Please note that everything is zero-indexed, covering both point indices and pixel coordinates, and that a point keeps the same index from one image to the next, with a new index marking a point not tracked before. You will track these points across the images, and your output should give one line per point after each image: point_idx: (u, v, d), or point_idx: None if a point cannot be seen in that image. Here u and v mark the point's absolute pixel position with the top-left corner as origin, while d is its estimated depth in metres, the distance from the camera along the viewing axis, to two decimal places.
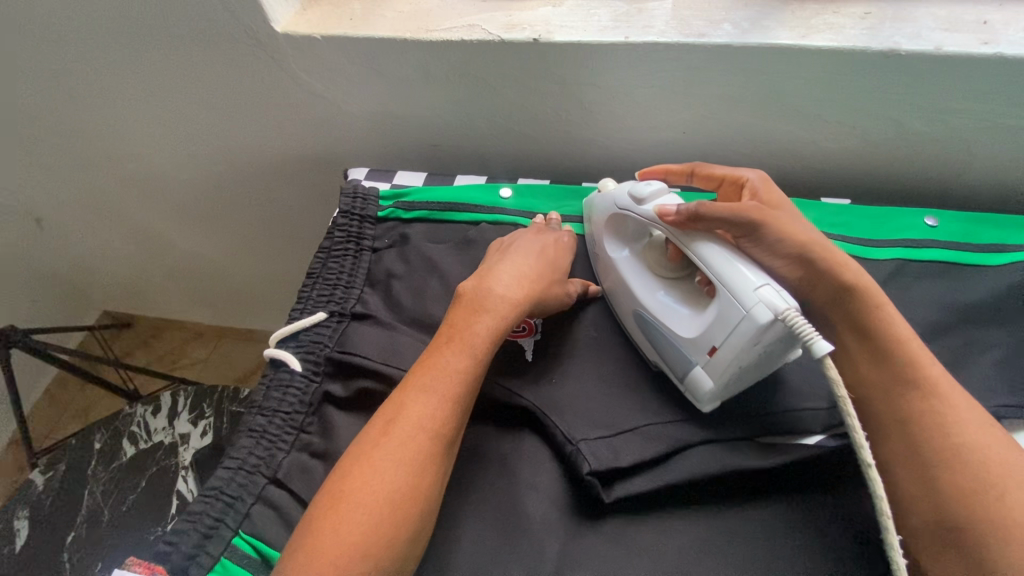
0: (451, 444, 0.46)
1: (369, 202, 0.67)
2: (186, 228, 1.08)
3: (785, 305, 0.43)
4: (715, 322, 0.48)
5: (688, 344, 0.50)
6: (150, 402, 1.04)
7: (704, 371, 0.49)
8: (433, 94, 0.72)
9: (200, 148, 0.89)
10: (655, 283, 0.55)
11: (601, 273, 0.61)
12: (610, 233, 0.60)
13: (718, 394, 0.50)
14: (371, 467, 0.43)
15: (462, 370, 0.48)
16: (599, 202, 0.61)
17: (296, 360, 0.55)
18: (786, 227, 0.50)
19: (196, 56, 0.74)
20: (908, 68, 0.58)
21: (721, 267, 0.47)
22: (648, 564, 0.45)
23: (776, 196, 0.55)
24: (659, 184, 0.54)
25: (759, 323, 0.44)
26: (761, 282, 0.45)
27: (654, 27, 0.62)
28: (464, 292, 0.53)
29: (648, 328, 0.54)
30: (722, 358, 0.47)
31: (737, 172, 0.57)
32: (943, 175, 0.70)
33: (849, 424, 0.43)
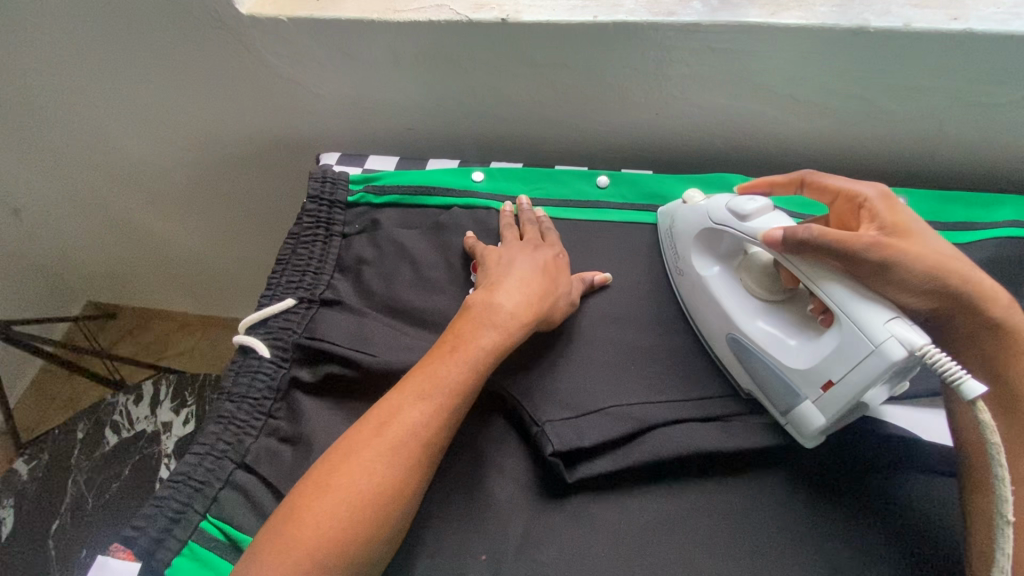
0: (439, 454, 0.46)
1: (339, 187, 0.66)
2: (162, 216, 1.07)
3: (920, 341, 0.42)
4: (835, 354, 0.45)
5: (797, 376, 0.48)
6: (132, 391, 1.05)
7: (814, 407, 0.47)
8: (403, 76, 0.71)
9: (172, 135, 0.88)
10: (752, 307, 0.53)
11: (686, 297, 0.58)
12: (699, 248, 0.57)
13: (827, 431, 0.47)
14: (357, 466, 0.43)
15: (460, 381, 0.47)
16: (690, 216, 0.58)
17: (264, 347, 0.55)
18: (923, 260, 0.45)
19: (161, 39, 0.72)
20: (877, 46, 0.58)
21: (845, 298, 0.45)
22: (610, 541, 0.46)
23: (904, 216, 0.48)
24: (764, 202, 0.51)
25: (891, 360, 0.42)
26: (891, 314, 0.43)
27: (623, 6, 0.61)
28: (472, 305, 0.52)
29: (743, 353, 0.52)
30: (841, 394, 0.45)
31: (855, 186, 0.51)
32: (914, 154, 0.70)
33: (997, 475, 0.40)
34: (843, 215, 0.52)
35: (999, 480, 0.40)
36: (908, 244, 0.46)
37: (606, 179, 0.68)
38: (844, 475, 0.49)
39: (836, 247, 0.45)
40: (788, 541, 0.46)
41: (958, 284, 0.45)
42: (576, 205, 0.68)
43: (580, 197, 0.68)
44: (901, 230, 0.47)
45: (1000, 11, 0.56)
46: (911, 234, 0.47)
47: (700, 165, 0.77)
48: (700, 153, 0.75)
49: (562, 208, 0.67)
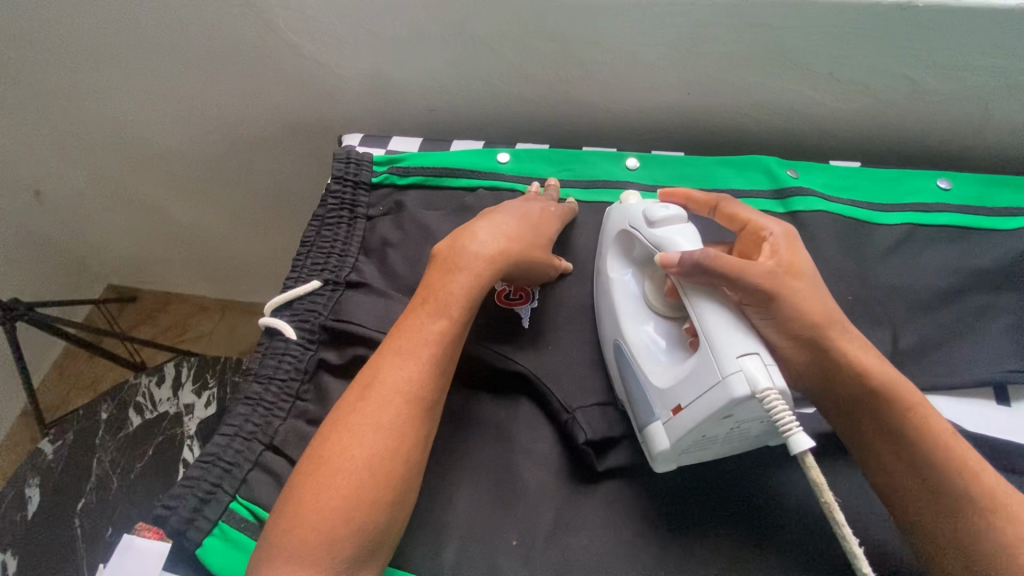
0: (432, 407, 0.45)
1: (363, 168, 0.65)
2: (183, 199, 1.07)
3: (766, 384, 0.39)
4: (689, 379, 0.43)
5: (657, 395, 0.46)
6: (154, 373, 1.06)
7: (662, 429, 0.45)
8: (429, 56, 0.70)
9: (193, 118, 0.88)
10: (648, 318, 0.51)
11: (597, 296, 0.56)
12: (617, 250, 0.55)
13: (674, 457, 0.45)
14: (350, 430, 0.42)
15: (436, 330, 0.47)
16: (615, 219, 0.56)
17: (291, 329, 0.55)
18: (801, 304, 0.44)
19: (186, 18, 0.71)
20: (925, 22, 0.56)
21: (711, 324, 0.43)
22: (642, 529, 0.46)
23: (800, 257, 0.47)
24: (677, 211, 0.50)
25: (732, 395, 0.40)
26: (747, 349, 0.41)
27: None
28: (438, 252, 0.51)
29: (623, 362, 0.50)
30: (685, 421, 0.43)
31: (761, 221, 0.49)
32: (958, 137, 0.67)
33: (841, 530, 0.37)
34: (749, 246, 0.50)
35: (844, 538, 0.37)
36: (790, 286, 0.44)
37: (635, 161, 0.67)
38: (780, 469, 0.48)
39: (723, 273, 0.43)
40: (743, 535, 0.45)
41: (828, 337, 0.44)
42: (605, 186, 0.65)
43: (609, 178, 0.66)
44: (790, 270, 0.45)
45: None
46: (800, 276, 0.46)
47: (730, 148, 0.75)
48: (731, 135, 0.73)
49: (590, 190, 0.65)
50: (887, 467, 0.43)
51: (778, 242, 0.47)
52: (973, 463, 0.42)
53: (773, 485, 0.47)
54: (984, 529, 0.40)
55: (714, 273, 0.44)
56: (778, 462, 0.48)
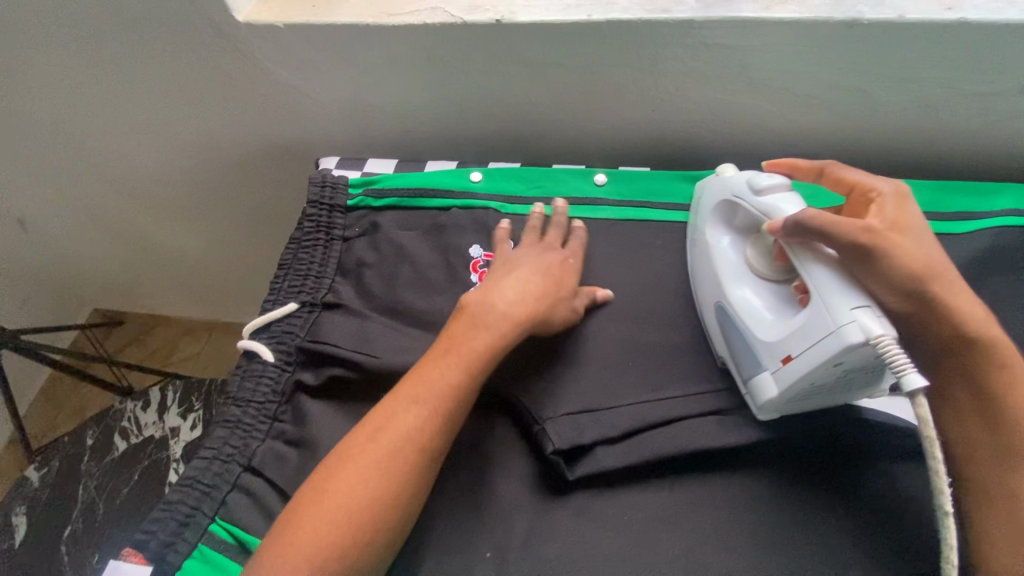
0: (437, 456, 0.46)
1: (338, 191, 0.67)
2: (165, 223, 1.08)
3: (879, 330, 0.41)
4: (799, 331, 0.46)
5: (763, 348, 0.49)
6: (139, 398, 1.06)
7: (771, 378, 0.48)
8: (401, 80, 0.72)
9: (173, 143, 0.89)
10: (747, 281, 0.53)
11: (696, 261, 0.59)
12: (716, 218, 0.57)
13: (780, 405, 0.48)
14: (351, 474, 0.44)
15: (455, 385, 0.48)
16: (716, 188, 0.58)
17: (269, 351, 0.56)
18: (911, 257, 0.45)
19: (161, 48, 0.73)
20: (871, 38, 0.58)
21: (821, 280, 0.45)
22: (614, 537, 0.47)
23: (910, 213, 0.48)
24: (781, 180, 0.52)
25: (846, 342, 0.42)
26: (860, 302, 0.43)
27: (617, 4, 0.62)
28: (467, 304, 0.51)
29: (726, 322, 0.53)
30: (797, 369, 0.45)
31: (869, 181, 0.50)
32: (912, 145, 0.69)
33: (933, 467, 0.40)
34: (854, 208, 0.51)
35: (935, 475, 0.40)
36: (898, 239, 0.45)
37: (603, 177, 0.69)
38: (859, 470, 0.49)
39: (828, 230, 0.45)
40: (819, 536, 0.46)
41: (934, 290, 0.45)
42: (575, 202, 0.67)
43: (578, 194, 0.68)
44: (896, 225, 0.47)
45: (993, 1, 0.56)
46: (909, 230, 0.46)
47: (697, 161, 0.77)
48: (697, 149, 0.75)
49: None
50: (969, 423, 0.45)
51: (886, 200, 0.48)
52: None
53: (844, 482, 0.48)
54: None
55: (821, 233, 0.45)
56: (857, 462, 0.49)
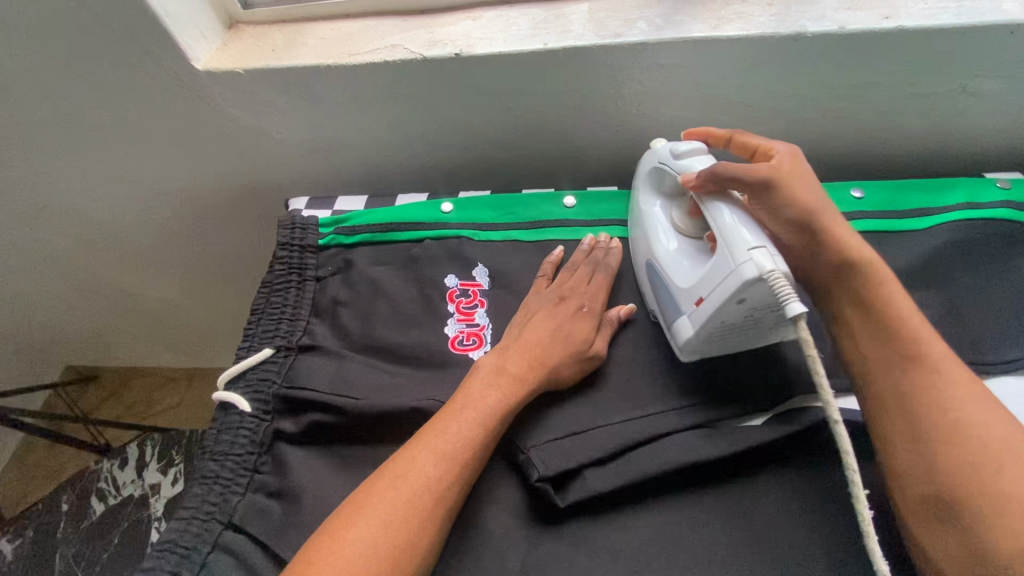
0: (452, 507, 0.45)
1: (309, 232, 0.66)
2: (135, 274, 1.06)
3: (771, 267, 0.44)
4: (707, 276, 0.49)
5: (681, 293, 0.52)
6: (116, 456, 1.02)
7: (688, 321, 0.51)
8: (365, 117, 0.72)
9: (137, 193, 0.87)
10: (674, 237, 0.57)
11: (635, 225, 0.63)
12: (648, 185, 0.62)
13: (697, 344, 0.52)
14: (368, 524, 0.42)
15: (472, 438, 0.47)
16: (647, 159, 0.62)
17: (245, 402, 0.55)
18: (793, 196, 0.49)
19: (122, 101, 0.73)
20: (816, 49, 0.60)
21: (725, 224, 0.48)
22: (608, 563, 0.46)
23: (801, 167, 0.51)
24: (699, 145, 0.55)
25: (744, 278, 0.45)
26: (757, 244, 0.46)
27: (571, 32, 0.63)
28: (482, 365, 0.52)
29: (655, 273, 0.57)
30: (705, 309, 0.49)
31: (771, 143, 0.53)
32: (866, 148, 0.72)
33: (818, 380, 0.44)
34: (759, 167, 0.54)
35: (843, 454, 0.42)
36: (785, 180, 0.49)
37: (572, 199, 0.69)
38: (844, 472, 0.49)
39: (733, 177, 0.49)
40: (815, 543, 0.46)
41: (817, 219, 0.48)
42: (546, 225, 0.68)
43: (549, 217, 0.68)
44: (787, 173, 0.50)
45: (927, 8, 0.59)
46: (799, 176, 0.50)
47: None
48: None
49: (533, 230, 0.67)
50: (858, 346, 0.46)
51: (784, 157, 0.52)
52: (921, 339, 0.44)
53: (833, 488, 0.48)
54: (926, 389, 0.42)
55: (726, 177, 0.49)
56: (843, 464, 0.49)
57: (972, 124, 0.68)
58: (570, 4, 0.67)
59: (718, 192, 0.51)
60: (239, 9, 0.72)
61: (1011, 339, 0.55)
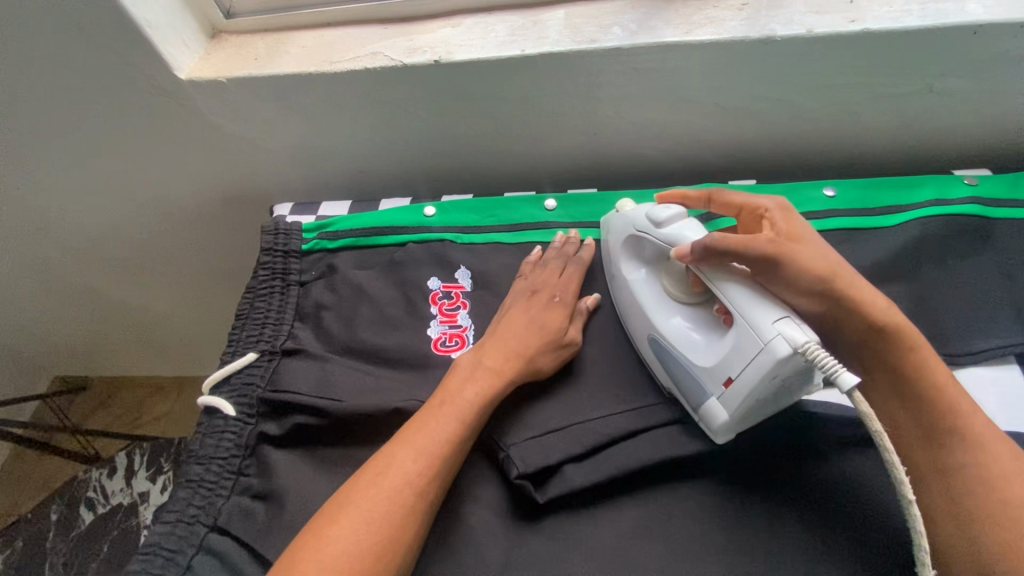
0: (434, 500, 0.46)
1: (293, 237, 0.67)
2: (123, 283, 1.06)
3: (803, 338, 0.43)
4: (733, 352, 0.47)
5: (704, 374, 0.50)
6: (105, 465, 1.01)
7: (719, 403, 0.49)
8: (348, 123, 0.73)
9: (122, 202, 0.88)
10: (674, 307, 0.55)
11: (619, 298, 0.60)
12: (627, 254, 0.60)
13: (732, 427, 0.49)
14: (349, 520, 0.43)
15: (451, 432, 0.48)
16: (619, 226, 0.61)
17: (229, 406, 0.55)
18: (805, 264, 0.47)
19: (106, 111, 0.73)
20: (786, 52, 0.62)
21: (739, 297, 0.47)
22: (587, 557, 0.47)
23: (799, 226, 0.51)
24: (677, 209, 0.55)
25: (778, 355, 0.44)
26: (780, 314, 0.45)
27: (548, 38, 0.65)
28: (459, 363, 0.54)
29: (663, 354, 0.54)
30: (739, 390, 0.46)
31: (755, 200, 0.54)
32: (840, 147, 0.74)
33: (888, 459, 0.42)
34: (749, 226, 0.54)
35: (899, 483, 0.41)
36: (792, 249, 0.48)
37: (553, 202, 0.71)
38: (820, 463, 0.50)
39: (733, 251, 0.48)
40: (789, 531, 0.47)
41: (834, 284, 0.47)
42: (527, 228, 0.69)
43: (530, 220, 0.70)
44: (788, 238, 0.49)
45: (892, 10, 0.61)
46: (802, 240, 0.49)
47: (643, 179, 0.80)
48: (641, 167, 0.78)
49: (514, 233, 0.68)
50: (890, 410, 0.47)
51: (776, 216, 0.52)
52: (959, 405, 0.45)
53: (809, 479, 0.49)
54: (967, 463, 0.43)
55: (726, 252, 0.48)
56: (818, 455, 0.50)
57: (940, 123, 0.69)
58: (547, 10, 0.68)
59: (719, 265, 0.50)
60: (222, 19, 0.73)
61: (978, 331, 0.57)
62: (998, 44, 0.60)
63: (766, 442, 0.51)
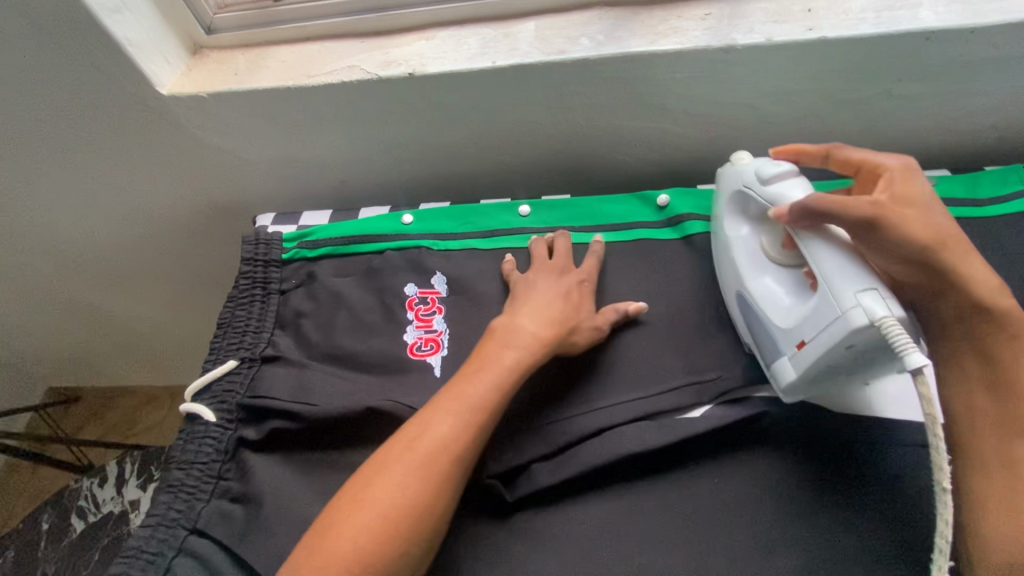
0: (467, 466, 0.47)
1: (273, 247, 0.68)
2: (113, 294, 1.07)
3: (883, 312, 0.43)
4: (810, 317, 0.48)
5: (781, 334, 0.51)
6: (96, 473, 1.03)
7: (789, 363, 0.50)
8: (327, 135, 0.75)
9: (109, 214, 0.89)
10: (767, 270, 0.56)
11: (718, 250, 0.62)
12: (733, 209, 0.60)
13: (801, 388, 0.50)
14: (393, 476, 0.45)
15: (486, 397, 0.49)
16: (728, 181, 0.61)
17: (210, 412, 0.57)
18: (906, 231, 0.46)
19: (91, 127, 0.75)
20: (748, 60, 0.64)
21: (828, 265, 0.47)
22: (556, 552, 0.48)
23: (917, 190, 0.48)
24: (789, 167, 0.55)
25: (852, 326, 0.44)
26: (866, 287, 0.45)
27: (519, 50, 0.67)
28: (495, 329, 0.55)
29: (748, 309, 0.56)
30: (809, 355, 0.48)
31: (876, 159, 0.51)
32: (807, 150, 0.76)
33: (934, 443, 0.43)
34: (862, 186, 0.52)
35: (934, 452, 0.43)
36: (901, 215, 0.46)
37: (527, 208, 0.72)
38: (785, 453, 0.51)
39: (836, 213, 0.47)
40: (749, 521, 0.49)
41: (939, 256, 0.46)
42: (502, 233, 0.70)
43: (506, 225, 0.71)
44: (902, 202, 0.47)
45: (848, 18, 0.63)
46: (914, 206, 0.47)
47: (618, 183, 0.82)
48: (615, 171, 0.80)
49: (490, 239, 0.70)
50: (975, 392, 0.45)
51: (893, 179, 0.49)
52: None
53: (774, 469, 0.51)
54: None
55: (827, 213, 0.47)
56: (784, 445, 0.51)
57: (902, 125, 0.71)
58: (517, 23, 0.70)
59: (820, 226, 0.49)
60: (203, 35, 0.75)
61: None
62: (951, 49, 0.62)
63: (745, 436, 0.52)
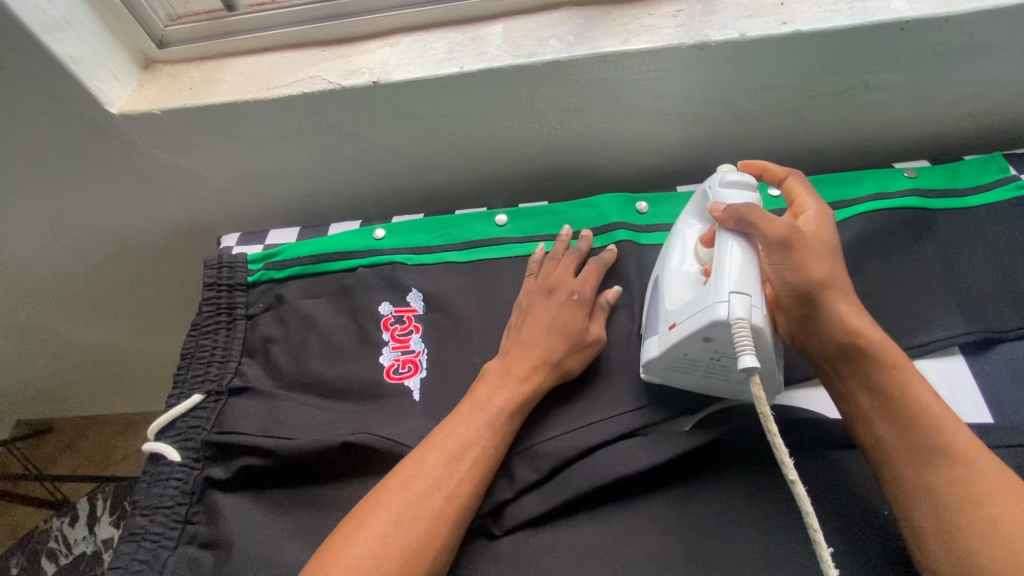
0: (466, 511, 0.45)
1: (237, 269, 0.65)
2: (76, 323, 1.02)
3: (741, 315, 0.44)
4: (688, 304, 0.48)
5: (664, 314, 0.52)
6: (67, 512, 0.98)
7: (657, 342, 0.51)
8: (291, 149, 0.72)
9: (66, 240, 0.85)
10: (691, 260, 0.54)
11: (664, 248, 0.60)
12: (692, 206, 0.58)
13: (658, 367, 0.52)
14: (385, 517, 0.43)
15: (477, 439, 0.48)
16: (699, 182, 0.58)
17: (174, 451, 0.53)
18: (808, 264, 0.46)
19: (37, 149, 0.70)
20: (722, 56, 0.62)
21: (724, 257, 0.47)
22: None
23: (828, 232, 0.49)
24: (749, 179, 0.53)
25: (712, 316, 0.45)
26: (742, 289, 0.45)
27: (488, 53, 0.64)
28: (488, 369, 0.53)
29: (654, 293, 0.56)
30: (675, 334, 0.48)
31: (805, 200, 0.52)
32: (786, 144, 0.74)
33: (773, 441, 0.42)
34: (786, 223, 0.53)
35: (775, 446, 0.42)
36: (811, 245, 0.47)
37: (504, 217, 0.69)
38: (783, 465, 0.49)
39: (758, 222, 0.47)
40: (751, 539, 0.46)
41: (827, 295, 0.45)
42: (479, 245, 0.67)
43: (482, 236, 0.68)
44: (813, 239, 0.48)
45: (822, 10, 0.61)
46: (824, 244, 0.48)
47: (596, 185, 0.80)
48: (592, 174, 0.78)
49: (467, 251, 0.67)
50: (873, 425, 0.45)
51: (812, 219, 0.50)
52: (942, 422, 0.43)
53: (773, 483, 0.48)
54: (956, 484, 0.41)
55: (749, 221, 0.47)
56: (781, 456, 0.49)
57: (880, 117, 0.70)
58: (486, 25, 0.67)
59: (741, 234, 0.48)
60: (155, 49, 0.70)
61: (922, 325, 0.57)
62: (927, 38, 0.61)
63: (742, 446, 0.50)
